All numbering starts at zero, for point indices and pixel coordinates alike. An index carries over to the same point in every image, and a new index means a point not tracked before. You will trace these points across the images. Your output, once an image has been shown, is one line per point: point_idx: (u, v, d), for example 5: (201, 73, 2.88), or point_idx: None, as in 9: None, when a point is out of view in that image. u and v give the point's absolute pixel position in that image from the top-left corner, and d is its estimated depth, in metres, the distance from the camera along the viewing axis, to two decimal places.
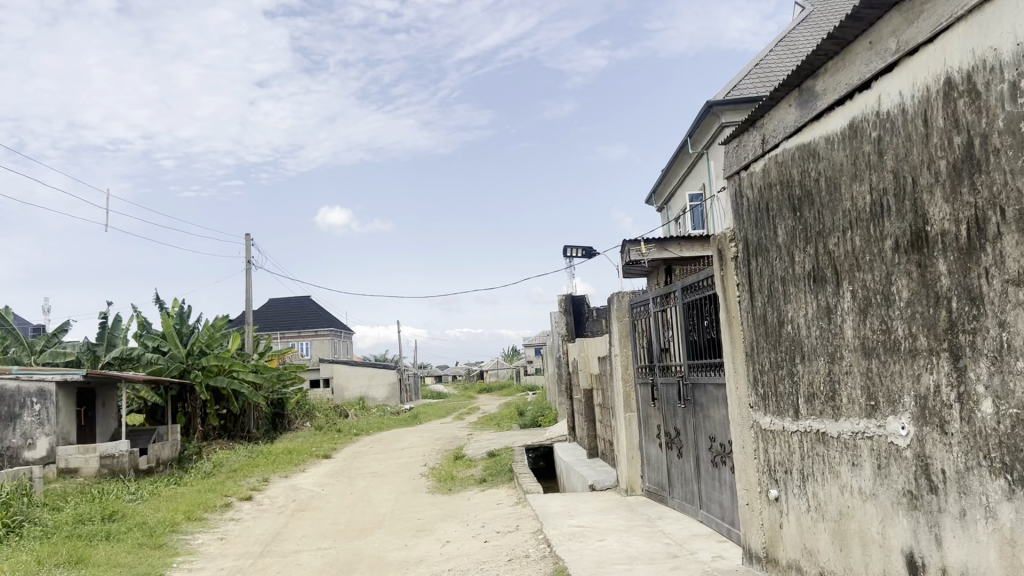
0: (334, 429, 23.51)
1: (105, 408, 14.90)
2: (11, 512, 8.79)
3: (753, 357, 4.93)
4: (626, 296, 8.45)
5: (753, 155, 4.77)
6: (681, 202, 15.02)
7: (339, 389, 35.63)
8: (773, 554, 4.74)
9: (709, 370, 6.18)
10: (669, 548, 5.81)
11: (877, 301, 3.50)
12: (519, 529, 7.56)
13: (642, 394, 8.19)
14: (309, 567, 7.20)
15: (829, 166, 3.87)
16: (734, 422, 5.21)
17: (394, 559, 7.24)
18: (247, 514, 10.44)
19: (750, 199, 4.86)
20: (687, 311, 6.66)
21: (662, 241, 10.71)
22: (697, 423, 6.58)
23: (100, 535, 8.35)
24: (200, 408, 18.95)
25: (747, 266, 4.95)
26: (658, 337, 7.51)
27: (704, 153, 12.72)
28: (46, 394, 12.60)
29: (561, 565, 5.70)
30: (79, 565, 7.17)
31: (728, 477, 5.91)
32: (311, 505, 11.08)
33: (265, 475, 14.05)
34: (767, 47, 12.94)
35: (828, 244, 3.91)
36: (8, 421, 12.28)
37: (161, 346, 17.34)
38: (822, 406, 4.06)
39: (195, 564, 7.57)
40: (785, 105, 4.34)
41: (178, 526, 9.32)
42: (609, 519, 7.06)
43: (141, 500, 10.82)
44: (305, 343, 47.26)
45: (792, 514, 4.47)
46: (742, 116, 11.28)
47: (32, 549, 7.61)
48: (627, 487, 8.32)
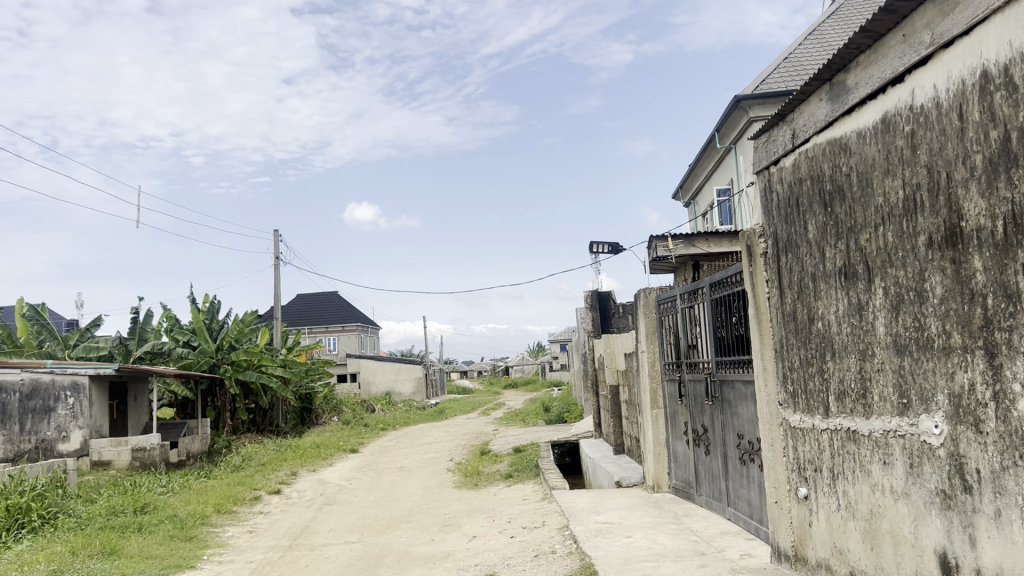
0: (361, 424, 23.73)
1: (136, 402, 15.11)
2: (46, 504, 8.97)
3: (782, 354, 4.88)
4: (653, 292, 8.42)
5: (783, 150, 4.72)
6: (708, 197, 14.96)
7: (366, 384, 35.82)
8: (802, 553, 4.71)
9: (737, 367, 6.13)
10: (697, 545, 5.79)
11: (910, 298, 3.45)
12: (545, 525, 7.56)
13: (669, 390, 8.15)
14: (337, 561, 7.25)
15: (861, 161, 3.82)
16: (763, 420, 5.16)
17: (421, 554, 7.26)
18: (276, 507, 10.54)
19: (779, 195, 4.82)
20: (715, 307, 6.61)
21: (690, 237, 10.64)
22: (725, 420, 6.54)
23: (132, 527, 8.48)
24: (229, 403, 19.16)
25: (777, 262, 4.89)
26: (685, 334, 7.47)
27: (732, 148, 12.65)
28: (79, 387, 12.71)
29: (587, 561, 5.69)
30: (111, 557, 7.28)
31: (756, 475, 5.87)
32: (339, 499, 11.16)
33: (293, 469, 14.20)
34: (796, 40, 12.86)
35: (859, 240, 3.87)
36: (45, 415, 12.51)
37: (191, 341, 17.64)
38: (853, 404, 4.02)
39: (224, 556, 7.65)
40: (815, 99, 4.30)
41: (208, 519, 9.44)
42: (636, 516, 7.05)
43: (172, 493, 10.97)
44: (333, 338, 47.63)
45: (821, 513, 4.43)
46: (770, 111, 11.18)
47: (67, 540, 7.73)
48: (654, 484, 8.29)
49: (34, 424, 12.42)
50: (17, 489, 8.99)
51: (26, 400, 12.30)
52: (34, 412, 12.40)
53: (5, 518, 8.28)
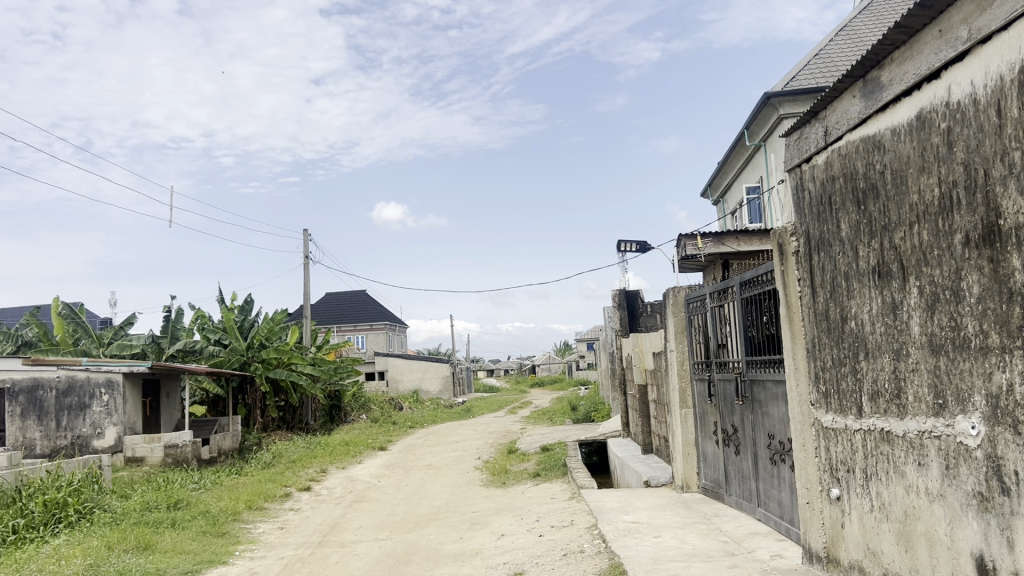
0: (389, 422, 23.85)
1: (168, 399, 15.33)
2: (82, 499, 9.15)
3: (814, 353, 4.83)
4: (682, 291, 8.39)
5: (815, 147, 4.68)
6: (737, 195, 14.86)
7: (394, 382, 35.95)
8: (835, 554, 4.66)
9: (769, 366, 6.08)
10: (727, 546, 5.75)
11: (946, 297, 3.40)
12: (574, 524, 7.56)
13: (699, 390, 8.10)
14: (367, 558, 7.30)
15: (895, 158, 3.78)
16: (795, 420, 5.12)
17: (449, 552, 7.30)
18: (306, 504, 10.64)
19: (811, 193, 4.77)
20: (745, 306, 6.56)
21: (720, 236, 10.56)
22: (755, 420, 6.48)
23: (166, 523, 8.60)
24: (260, 400, 19.36)
25: (809, 260, 4.84)
26: (715, 333, 7.42)
27: (762, 145, 12.55)
28: (114, 385, 12.92)
29: (616, 561, 5.67)
30: (146, 552, 7.39)
31: (787, 475, 5.82)
32: (367, 496, 11.24)
33: (323, 466, 14.32)
34: (827, 36, 12.73)
35: (893, 238, 3.82)
36: (80, 412, 12.74)
37: (223, 339, 17.82)
38: (887, 404, 3.97)
39: (255, 552, 7.75)
40: (848, 96, 4.25)
41: (240, 515, 9.56)
42: (665, 516, 7.02)
43: (203, 489, 11.12)
44: (361, 337, 47.88)
45: (854, 514, 4.39)
46: (801, 108, 11.08)
47: (103, 535, 7.87)
48: (683, 484, 8.25)
49: (70, 421, 12.68)
50: (54, 484, 9.18)
51: (61, 397, 12.63)
52: (69, 409, 12.68)
53: (42, 512, 8.46)
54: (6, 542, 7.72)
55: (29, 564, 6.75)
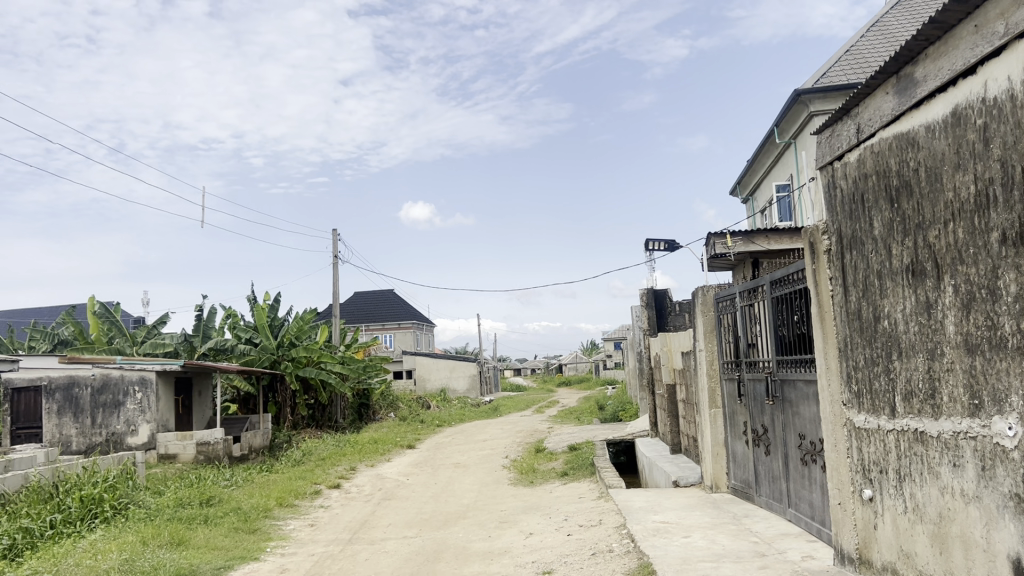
0: (417, 420, 23.97)
1: (201, 397, 15.54)
2: (118, 495, 9.32)
3: (846, 353, 4.79)
4: (711, 289, 8.36)
5: (847, 144, 4.63)
6: (767, 192, 14.74)
7: (421, 380, 36.07)
8: (867, 555, 4.61)
9: (799, 366, 6.03)
10: (757, 546, 5.71)
11: (982, 296, 3.35)
12: (602, 524, 7.55)
13: (728, 389, 8.04)
14: (396, 555, 7.34)
15: (930, 156, 3.73)
16: (827, 420, 5.07)
17: (478, 550, 7.32)
18: (336, 502, 10.72)
19: (843, 190, 4.73)
20: (776, 305, 6.51)
21: (750, 234, 10.47)
22: (786, 420, 6.43)
23: (199, 519, 8.72)
24: (290, 398, 19.53)
25: (841, 259, 4.80)
26: (745, 332, 7.37)
27: (792, 143, 12.45)
28: (147, 382, 13.23)
29: (645, 561, 5.65)
30: (179, 547, 7.49)
31: (818, 476, 5.77)
32: (397, 494, 11.30)
33: (352, 463, 14.44)
34: (858, 32, 12.60)
35: (928, 236, 3.77)
36: (115, 409, 12.97)
37: (253, 338, 17.99)
38: (921, 404, 3.92)
39: (286, 549, 7.83)
40: (881, 92, 4.21)
41: (271, 512, 9.67)
42: (695, 516, 6.98)
43: (235, 486, 11.27)
44: (389, 336, 48.13)
45: (887, 515, 4.34)
46: (832, 104, 10.96)
47: (138, 530, 8.00)
48: (712, 484, 8.21)
49: (104, 418, 12.89)
50: (90, 480, 9.36)
51: (96, 395, 12.83)
52: (104, 407, 12.89)
53: (79, 508, 8.63)
54: (44, 537, 7.86)
55: (66, 558, 6.86)
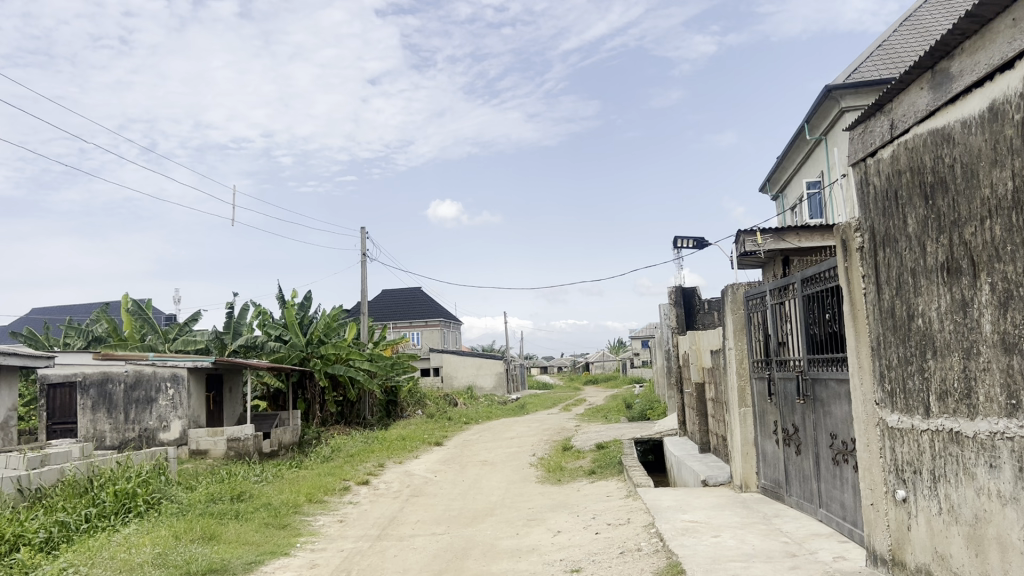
0: (445, 418, 24.07)
1: (231, 393, 15.73)
2: (151, 490, 9.46)
3: (879, 352, 4.73)
4: (741, 287, 8.29)
5: (880, 140, 4.57)
6: (797, 190, 14.59)
7: (448, 378, 36.59)
8: (900, 557, 4.56)
9: (831, 365, 5.97)
10: (788, 547, 5.65)
11: (1021, 294, 3.29)
12: (631, 522, 7.52)
13: (758, 388, 7.97)
14: (425, 552, 7.37)
15: (966, 152, 3.68)
16: (859, 419, 5.02)
17: (505, 548, 7.33)
18: (364, 498, 10.80)
19: (876, 187, 4.67)
20: (807, 303, 6.44)
21: (780, 232, 10.39)
22: (817, 420, 6.37)
23: (230, 514, 8.82)
24: (319, 395, 19.70)
25: (874, 257, 4.74)
26: (776, 330, 7.30)
27: (822, 139, 12.31)
28: (179, 379, 13.20)
29: (674, 560, 5.62)
30: (211, 542, 7.58)
31: (850, 476, 5.71)
32: (425, 491, 11.35)
33: (380, 460, 14.52)
34: (891, 27, 12.42)
35: (963, 233, 3.71)
36: (148, 405, 13.17)
37: (283, 335, 18.14)
38: (957, 404, 3.86)
39: (316, 544, 7.89)
40: (916, 88, 4.15)
41: (300, 507, 9.76)
42: (724, 515, 6.94)
43: (265, 482, 11.39)
44: (417, 334, 48.35)
45: (921, 516, 4.28)
46: (864, 100, 10.83)
47: (170, 525, 8.11)
48: (742, 484, 8.16)
49: (138, 414, 13.17)
50: (124, 475, 9.52)
51: (130, 391, 13.13)
52: (137, 403, 13.16)
53: (114, 502, 8.77)
54: (79, 530, 7.99)
55: (101, 552, 6.98)
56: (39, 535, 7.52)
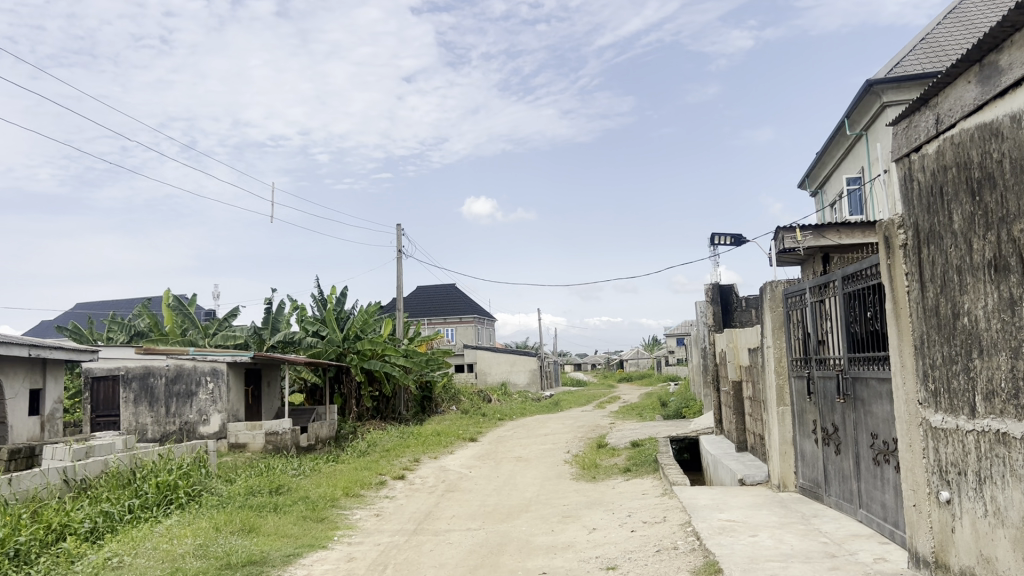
0: (479, 414, 24.14)
1: (270, 388, 15.97)
2: (191, 482, 9.64)
3: (923, 351, 4.65)
4: (780, 285, 8.20)
5: (925, 135, 4.49)
6: (837, 186, 14.41)
7: (481, 374, 36.69)
8: (943, 559, 4.48)
9: (872, 363, 5.88)
10: (827, 547, 5.59)
11: None
12: (666, 521, 7.49)
13: (797, 387, 7.88)
14: (460, 547, 7.41)
15: (1015, 146, 3.59)
16: (902, 419, 4.96)
17: (541, 544, 7.34)
18: (400, 492, 10.89)
19: (921, 183, 4.58)
20: (847, 301, 6.36)
21: (820, 228, 10.26)
22: (857, 419, 6.28)
23: (269, 507, 8.94)
24: (355, 390, 19.86)
25: (918, 253, 4.65)
26: (815, 328, 7.21)
27: (863, 134, 12.14)
28: (218, 373, 13.39)
29: (711, 559, 5.59)
30: (250, 534, 7.69)
31: (892, 476, 5.63)
32: (460, 486, 11.40)
33: (416, 455, 14.62)
34: (935, 20, 12.20)
35: (1012, 231, 3.63)
36: (188, 399, 13.41)
37: (320, 330, 18.32)
38: (1003, 405, 3.79)
39: (353, 538, 7.97)
40: (964, 81, 4.07)
41: (338, 501, 9.86)
42: (761, 515, 6.87)
43: (304, 476, 11.54)
44: (451, 330, 48.56)
45: (965, 518, 4.21)
46: (906, 95, 10.66)
47: (211, 517, 8.24)
48: (780, 483, 8.08)
49: (178, 407, 13.41)
50: (165, 467, 9.69)
51: (171, 384, 13.38)
52: (178, 396, 13.41)
53: (156, 493, 8.94)
54: (123, 520, 8.16)
55: (144, 542, 7.12)
56: (84, 525, 7.68)
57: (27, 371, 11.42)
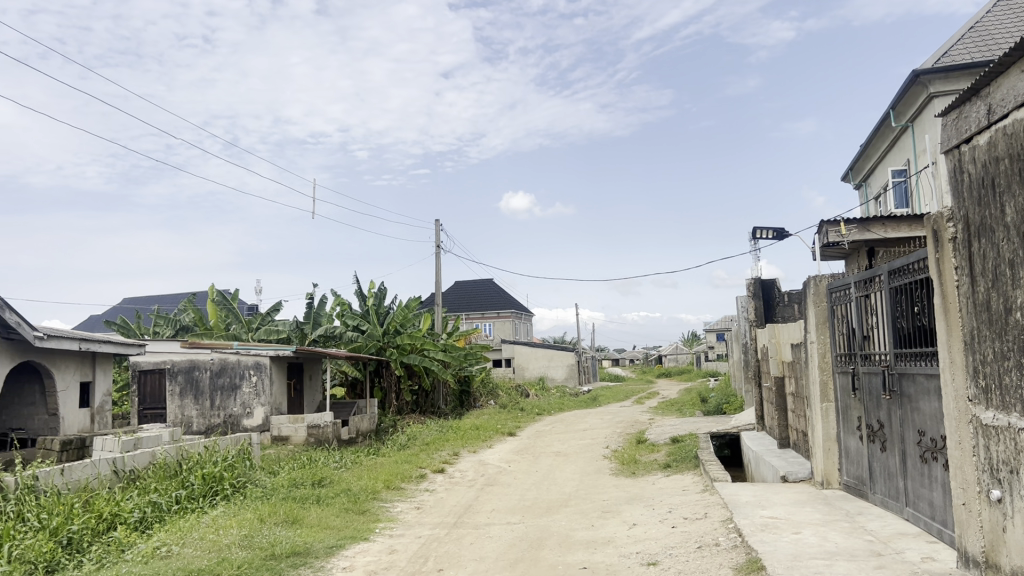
0: (518, 408, 24.19)
1: (311, 381, 16.21)
2: (236, 474, 9.81)
3: (973, 346, 4.55)
4: (824, 279, 8.10)
5: (976, 126, 4.39)
6: (882, 178, 14.15)
7: (519, 369, 36.73)
8: (994, 559, 4.38)
9: (919, 359, 5.78)
10: (873, 545, 5.52)
11: None
12: (707, 517, 7.44)
13: (841, 383, 7.76)
14: (500, 540, 7.44)
15: None
16: (952, 416, 4.87)
17: (581, 538, 7.34)
18: (440, 486, 10.97)
19: (971, 175, 4.48)
20: (894, 295, 6.24)
21: (865, 222, 10.09)
22: (904, 416, 6.18)
23: (312, 499, 9.06)
24: (394, 384, 20.05)
25: (968, 247, 4.56)
26: (860, 324, 7.10)
27: (909, 126, 11.91)
28: (261, 367, 13.60)
29: (753, 556, 5.54)
30: (294, 525, 7.81)
31: (940, 474, 5.53)
32: (499, 480, 11.45)
33: (455, 449, 14.69)
34: (984, 8, 11.90)
35: None
36: (232, 392, 13.62)
37: (360, 325, 18.52)
38: None
39: (395, 530, 8.05)
40: (1017, 70, 3.97)
41: (379, 494, 9.97)
42: (805, 512, 6.79)
43: (345, 468, 11.68)
44: (489, 325, 48.67)
45: (1017, 518, 4.11)
46: (954, 85, 10.43)
47: (256, 508, 8.37)
48: (823, 480, 7.98)
49: (222, 400, 13.63)
50: (211, 459, 9.89)
51: (215, 377, 13.63)
52: (222, 389, 13.63)
53: (202, 485, 9.12)
54: (171, 511, 8.34)
55: (191, 532, 7.26)
56: (134, 514, 7.85)
57: (78, 364, 11.71)
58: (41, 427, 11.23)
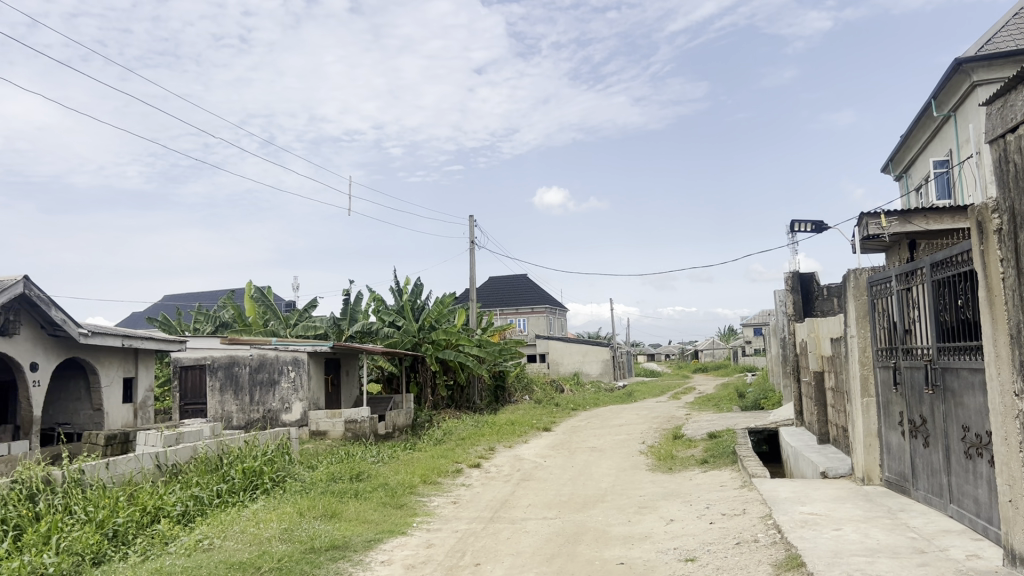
0: (553, 403, 24.20)
1: (348, 376, 16.37)
2: (276, 468, 9.98)
3: (1019, 340, 4.45)
4: (864, 273, 7.97)
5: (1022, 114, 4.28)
6: (923, 169, 13.89)
7: (554, 364, 36.73)
8: None
9: (963, 353, 5.68)
10: (916, 542, 5.43)
11: None
12: (746, 513, 7.38)
13: (882, 378, 7.64)
14: (537, 535, 7.45)
15: None
16: (998, 411, 4.77)
17: (618, 534, 7.32)
18: (476, 480, 11.03)
19: (1018, 164, 4.38)
20: (936, 289, 6.13)
21: (906, 214, 9.90)
22: (947, 410, 6.07)
23: (350, 493, 9.15)
24: (430, 379, 20.16)
25: (1014, 239, 4.45)
26: (902, 318, 6.99)
27: (951, 115, 11.67)
28: (299, 362, 13.77)
29: (793, 553, 5.48)
30: (333, 519, 7.90)
31: (984, 470, 5.42)
32: (535, 475, 11.47)
33: (491, 445, 14.74)
34: None
35: None
36: (271, 387, 13.80)
37: (396, 321, 18.64)
38: None
39: (431, 524, 8.11)
40: None
41: (416, 488, 10.04)
42: (846, 508, 6.71)
43: (383, 463, 11.78)
44: (524, 320, 48.68)
45: None
46: (998, 73, 10.19)
47: (295, 502, 8.48)
48: (864, 476, 7.87)
49: (262, 396, 13.82)
50: (251, 453, 10.05)
51: (254, 373, 13.82)
52: (262, 384, 13.83)
53: (242, 479, 9.27)
54: (212, 504, 8.49)
55: (232, 525, 7.37)
56: (177, 508, 8.00)
57: (121, 360, 11.96)
58: (86, 421, 11.48)
